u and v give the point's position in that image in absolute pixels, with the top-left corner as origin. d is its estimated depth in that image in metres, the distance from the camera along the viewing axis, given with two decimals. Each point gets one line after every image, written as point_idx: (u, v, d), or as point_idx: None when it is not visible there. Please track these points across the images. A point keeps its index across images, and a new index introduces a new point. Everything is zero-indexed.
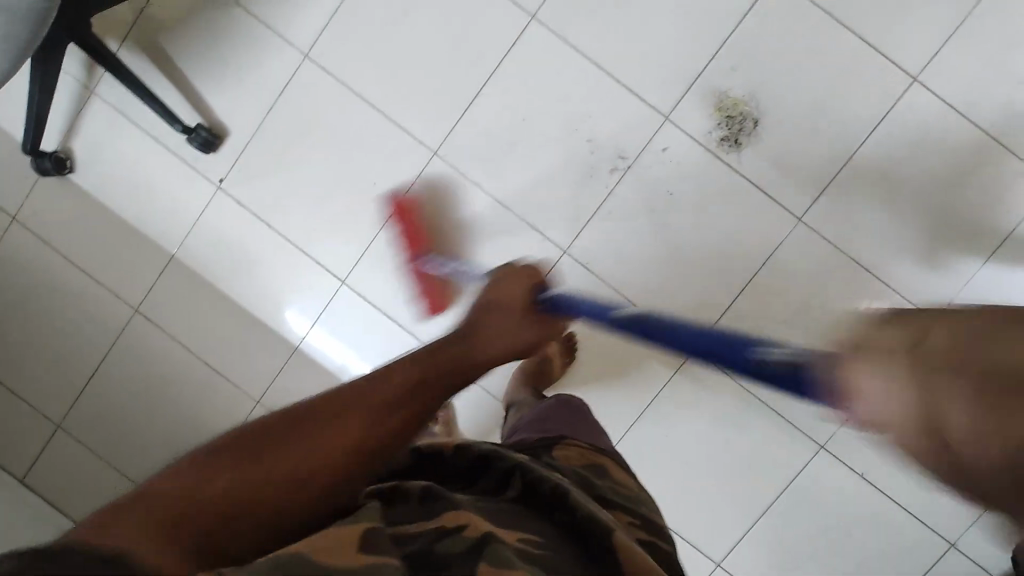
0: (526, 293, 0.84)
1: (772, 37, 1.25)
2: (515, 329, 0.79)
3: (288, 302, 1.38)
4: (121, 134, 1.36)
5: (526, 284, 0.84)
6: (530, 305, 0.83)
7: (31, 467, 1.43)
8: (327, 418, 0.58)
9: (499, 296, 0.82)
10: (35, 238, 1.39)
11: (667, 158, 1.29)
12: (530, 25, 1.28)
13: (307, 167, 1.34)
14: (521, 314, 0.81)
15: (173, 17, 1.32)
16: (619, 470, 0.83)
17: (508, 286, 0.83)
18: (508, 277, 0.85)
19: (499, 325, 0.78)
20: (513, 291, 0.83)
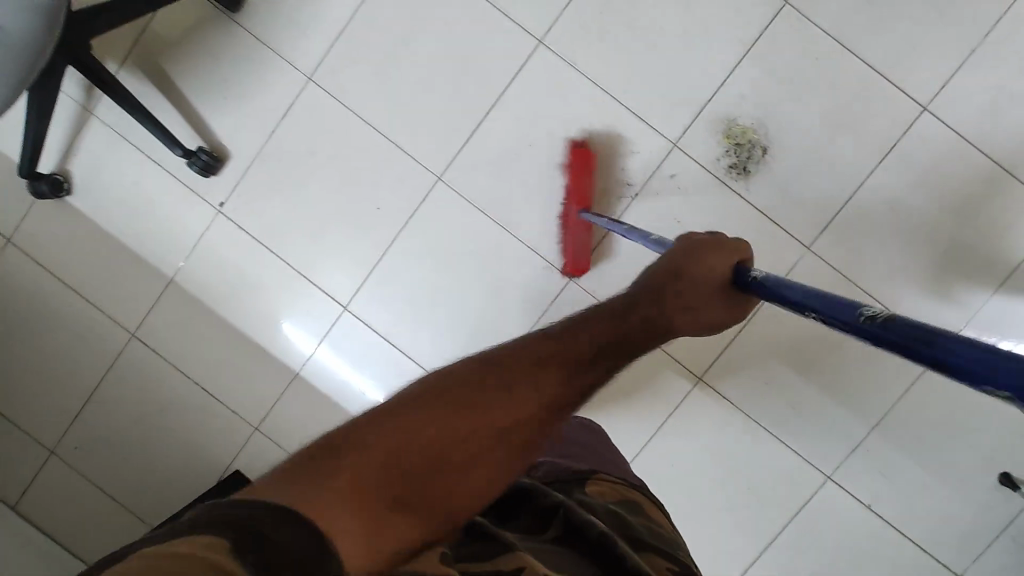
0: (728, 272, 0.72)
1: (781, 66, 1.24)
2: (707, 307, 0.72)
3: (287, 316, 1.36)
4: (120, 157, 1.34)
5: (729, 261, 0.72)
6: (725, 289, 0.73)
7: (24, 494, 1.40)
8: (503, 383, 0.63)
9: (695, 271, 0.71)
10: (30, 261, 1.36)
11: (676, 186, 1.28)
12: (538, 49, 1.27)
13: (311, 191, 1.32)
14: (713, 298, 0.72)
15: (174, 39, 1.30)
16: (652, 508, 0.81)
17: (705, 262, 0.71)
18: (707, 248, 0.72)
19: (697, 306, 0.71)
20: (714, 270, 0.71)
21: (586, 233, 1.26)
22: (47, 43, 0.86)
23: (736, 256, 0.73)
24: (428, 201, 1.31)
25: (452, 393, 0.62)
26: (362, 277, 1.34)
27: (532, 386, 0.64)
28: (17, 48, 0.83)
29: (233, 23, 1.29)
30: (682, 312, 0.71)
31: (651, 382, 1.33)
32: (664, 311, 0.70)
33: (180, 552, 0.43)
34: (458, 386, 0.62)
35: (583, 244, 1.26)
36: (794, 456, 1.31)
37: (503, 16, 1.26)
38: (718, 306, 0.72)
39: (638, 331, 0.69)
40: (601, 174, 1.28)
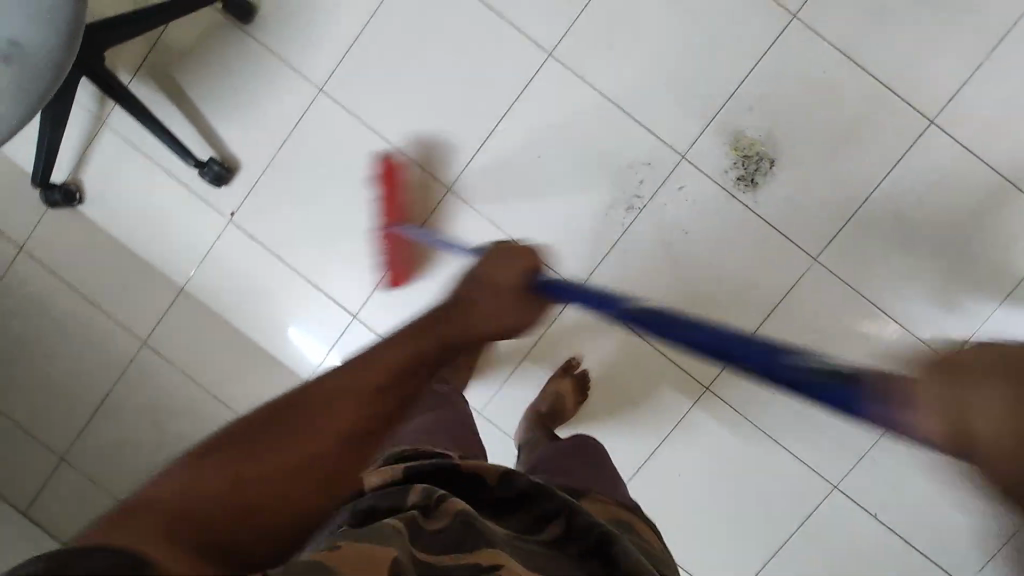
0: (524, 279, 0.83)
1: (788, 78, 1.25)
2: (502, 306, 0.80)
3: (293, 320, 1.37)
4: (132, 166, 1.35)
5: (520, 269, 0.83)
6: (523, 292, 0.82)
7: (34, 500, 1.41)
8: (314, 408, 0.63)
9: (494, 275, 0.82)
10: (42, 269, 1.37)
11: (684, 198, 1.29)
12: (548, 61, 1.28)
13: (322, 201, 1.33)
14: (513, 300, 0.81)
15: (187, 50, 1.31)
16: (646, 529, 0.82)
17: (504, 266, 0.83)
18: (501, 256, 0.84)
19: (500, 311, 0.80)
20: (502, 275, 0.82)
21: (412, 246, 1.31)
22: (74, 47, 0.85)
23: (528, 263, 0.85)
24: (436, 212, 1.32)
25: (250, 425, 0.61)
26: (370, 287, 1.34)
27: (345, 406, 0.64)
28: (50, 50, 0.83)
29: (245, 35, 1.30)
30: (483, 319, 0.77)
31: (657, 391, 1.34)
32: (469, 321, 0.76)
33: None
34: (251, 425, 0.61)
35: (410, 256, 1.31)
36: (800, 465, 1.31)
37: (512, 28, 1.27)
38: (523, 308, 0.81)
39: (441, 346, 0.72)
40: (410, 187, 1.32)
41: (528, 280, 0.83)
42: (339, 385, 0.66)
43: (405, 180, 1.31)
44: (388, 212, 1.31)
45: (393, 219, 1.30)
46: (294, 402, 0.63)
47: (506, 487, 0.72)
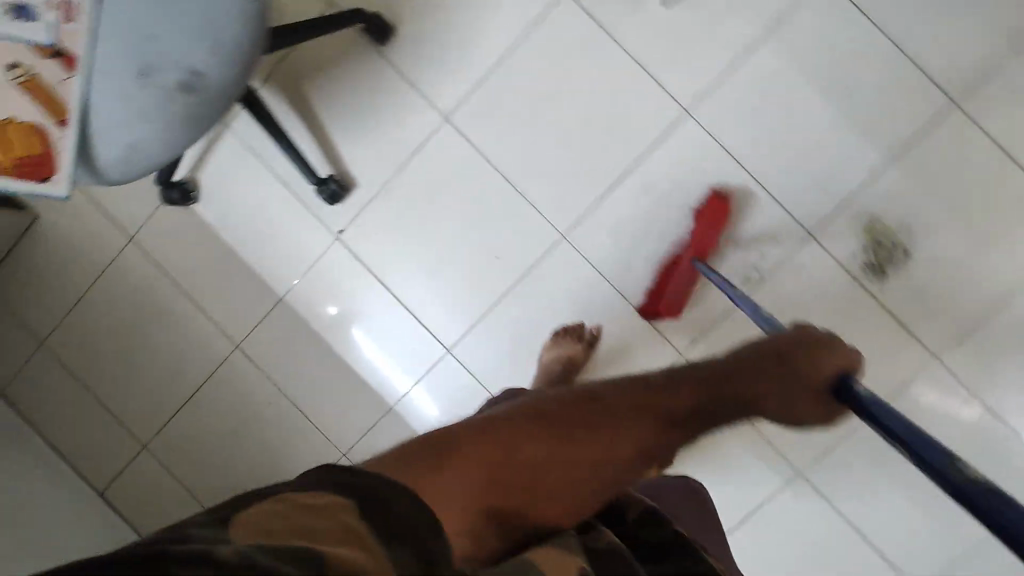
0: (833, 376, 0.77)
1: (935, 166, 1.19)
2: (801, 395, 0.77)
3: (356, 321, 1.37)
4: (248, 173, 1.35)
5: (831, 365, 0.77)
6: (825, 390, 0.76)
7: (114, 482, 1.44)
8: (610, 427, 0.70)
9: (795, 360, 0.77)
10: (149, 261, 1.40)
11: (806, 277, 1.23)
12: (684, 120, 1.23)
13: (430, 233, 1.32)
14: (814, 394, 0.76)
15: (319, 64, 1.30)
16: None
17: (826, 359, 0.77)
18: (806, 345, 0.78)
19: (777, 391, 0.75)
20: (827, 368, 0.77)
21: (691, 285, 1.25)
22: (253, 64, 0.85)
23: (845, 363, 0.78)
24: (548, 258, 1.29)
25: (540, 417, 0.68)
26: (468, 324, 1.33)
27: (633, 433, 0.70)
28: (238, 61, 0.83)
29: (378, 55, 1.29)
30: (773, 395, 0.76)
31: (751, 469, 1.28)
32: (741, 385, 0.76)
33: (317, 505, 0.51)
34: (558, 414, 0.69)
35: (685, 293, 1.24)
36: (887, 568, 1.25)
37: (651, 80, 1.23)
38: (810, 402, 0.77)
39: (720, 398, 0.74)
40: (730, 225, 1.24)
41: (834, 381, 0.77)
42: (609, 413, 0.71)
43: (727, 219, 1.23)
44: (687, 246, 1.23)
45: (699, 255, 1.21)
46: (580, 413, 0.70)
47: (652, 534, 0.72)
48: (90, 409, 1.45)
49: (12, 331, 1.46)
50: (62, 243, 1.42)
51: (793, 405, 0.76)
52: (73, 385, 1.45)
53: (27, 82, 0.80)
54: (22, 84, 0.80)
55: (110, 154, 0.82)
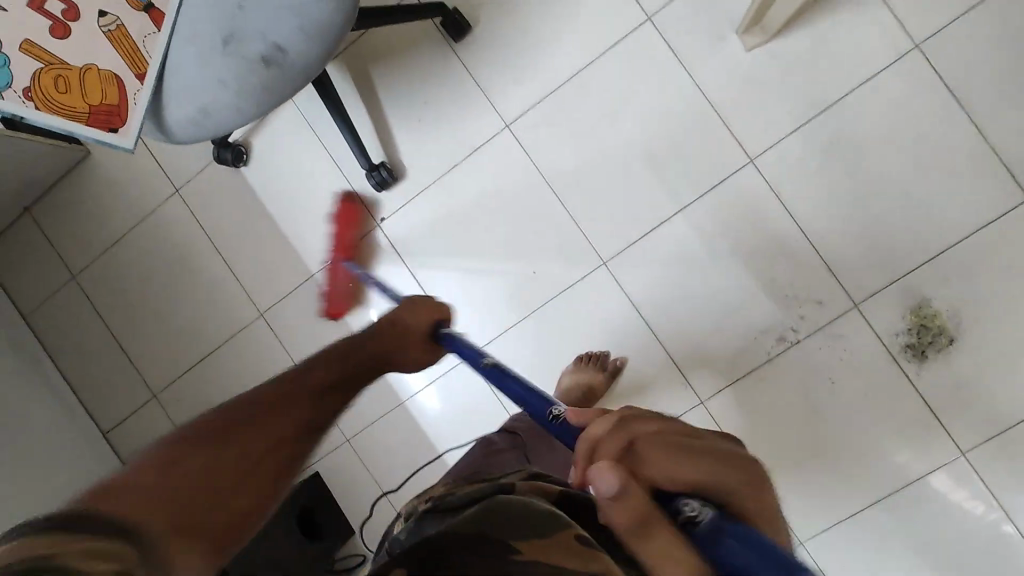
0: (427, 327, 0.87)
1: (998, 258, 1.15)
2: (406, 350, 0.84)
3: (374, 304, 1.36)
4: (302, 145, 1.36)
5: (428, 317, 0.87)
6: (423, 339, 0.86)
7: (118, 424, 1.47)
8: (273, 410, 0.65)
9: (403, 321, 0.85)
10: (190, 216, 1.42)
11: (842, 345, 1.21)
12: (747, 167, 1.21)
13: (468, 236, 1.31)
14: (421, 342, 0.86)
15: (390, 50, 1.30)
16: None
17: (408, 313, 0.86)
18: (411, 307, 0.87)
19: (397, 349, 0.83)
20: (412, 319, 0.86)
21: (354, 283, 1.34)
22: (336, 48, 0.84)
23: (435, 313, 0.88)
24: (582, 282, 1.28)
25: (203, 433, 0.60)
26: (493, 333, 1.32)
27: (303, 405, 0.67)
28: (322, 43, 0.81)
29: (449, 50, 1.28)
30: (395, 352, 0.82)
31: None
32: (364, 351, 0.78)
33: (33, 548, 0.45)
34: (217, 419, 0.62)
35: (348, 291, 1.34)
36: None
37: (719, 122, 1.21)
38: (421, 353, 0.85)
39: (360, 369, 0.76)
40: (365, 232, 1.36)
41: (432, 330, 0.87)
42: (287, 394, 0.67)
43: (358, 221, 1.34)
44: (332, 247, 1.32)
45: (340, 254, 1.32)
46: (247, 410, 0.64)
47: None
48: (106, 349, 1.47)
49: (45, 261, 1.48)
50: (109, 183, 1.44)
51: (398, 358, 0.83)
52: (93, 323, 1.47)
53: (116, 32, 0.79)
54: (110, 34, 0.79)
55: (182, 116, 0.82)
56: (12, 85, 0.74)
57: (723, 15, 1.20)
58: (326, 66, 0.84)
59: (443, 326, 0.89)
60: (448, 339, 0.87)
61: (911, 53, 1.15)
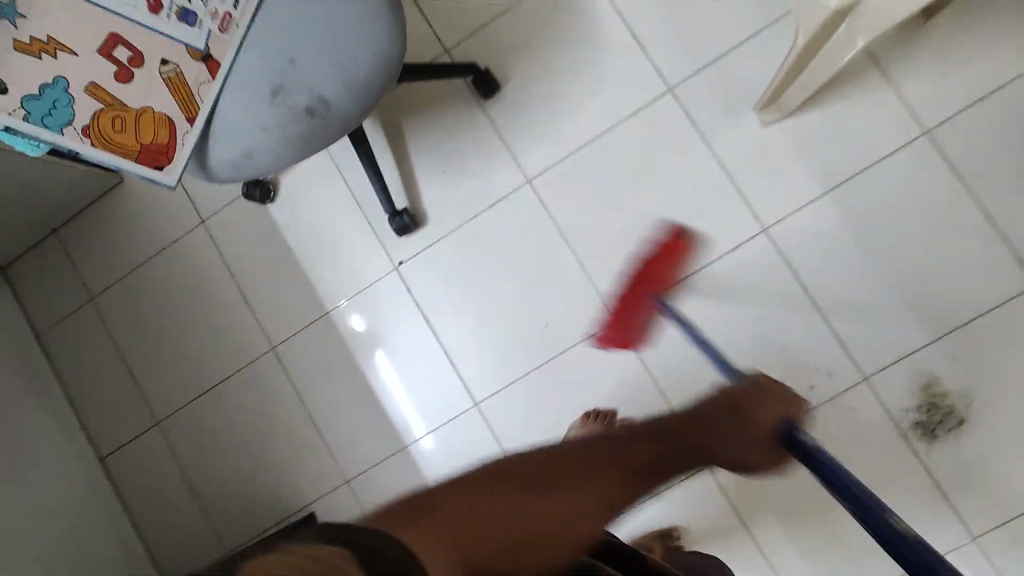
0: (773, 425, 0.77)
1: (1007, 342, 1.16)
2: (737, 447, 0.76)
3: (384, 346, 1.38)
4: (330, 187, 1.41)
5: (774, 416, 0.77)
6: (768, 440, 0.77)
7: (118, 449, 1.46)
8: (571, 476, 0.66)
9: (749, 416, 0.77)
10: (213, 247, 1.45)
11: (852, 419, 1.20)
12: (759, 236, 1.24)
13: (557, 283, 1.31)
14: (759, 445, 0.77)
15: (423, 104, 1.36)
16: None
17: (760, 409, 0.77)
18: (758, 394, 0.78)
19: (732, 443, 0.75)
20: (762, 421, 0.77)
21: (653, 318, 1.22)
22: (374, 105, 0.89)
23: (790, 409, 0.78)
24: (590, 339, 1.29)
25: (522, 472, 0.65)
26: (501, 383, 1.33)
27: (599, 484, 0.66)
28: (361, 100, 0.86)
29: (479, 108, 1.34)
30: (727, 448, 0.75)
31: None
32: (707, 434, 0.74)
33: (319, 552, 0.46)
34: (529, 468, 0.66)
35: (643, 324, 1.21)
36: None
37: (736, 192, 1.25)
38: (761, 452, 0.77)
39: (687, 450, 0.72)
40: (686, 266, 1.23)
41: (778, 430, 0.78)
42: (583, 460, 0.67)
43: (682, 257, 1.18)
44: (649, 282, 1.18)
45: (656, 290, 1.17)
46: (558, 465, 0.66)
47: None
48: (116, 372, 1.47)
49: (66, 280, 1.50)
50: (138, 211, 1.48)
51: (745, 456, 0.76)
52: (106, 345, 1.48)
53: (174, 78, 0.83)
54: (168, 79, 0.82)
55: (224, 157, 0.86)
56: (72, 122, 0.77)
57: (742, 91, 1.25)
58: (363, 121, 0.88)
59: (798, 429, 0.78)
60: (805, 447, 0.77)
61: (921, 138, 1.20)
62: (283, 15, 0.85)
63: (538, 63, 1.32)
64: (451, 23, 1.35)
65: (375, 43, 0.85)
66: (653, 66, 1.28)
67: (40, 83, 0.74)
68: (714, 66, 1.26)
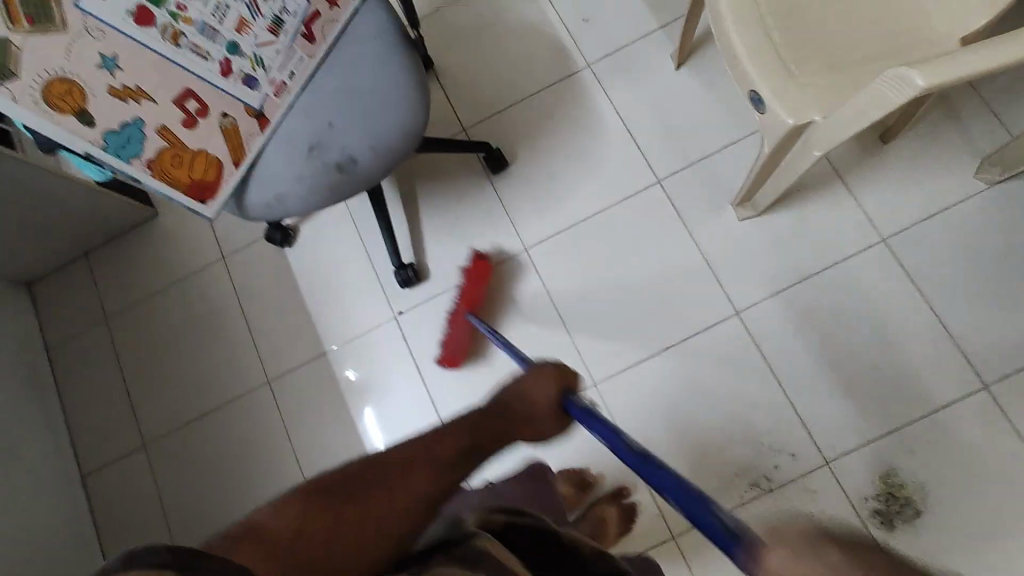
0: (555, 398, 0.78)
1: (961, 437, 1.23)
2: (547, 422, 0.79)
3: (372, 389, 1.45)
4: (343, 237, 1.54)
5: (554, 386, 0.78)
6: (553, 412, 0.78)
7: (100, 468, 1.50)
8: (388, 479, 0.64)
9: (533, 392, 0.78)
10: (228, 282, 1.56)
11: (814, 502, 1.24)
12: (732, 318, 1.35)
13: (543, 343, 1.40)
14: (552, 415, 0.79)
15: (437, 173, 1.52)
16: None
17: (532, 386, 0.79)
18: (536, 374, 0.79)
19: (538, 420, 0.78)
20: (536, 396, 0.78)
21: (478, 336, 1.42)
22: (395, 167, 1.03)
23: (567, 381, 0.80)
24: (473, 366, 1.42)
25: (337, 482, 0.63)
26: None
27: (412, 478, 0.65)
28: (385, 163, 1.01)
29: (487, 180, 1.49)
30: (526, 426, 0.78)
31: None
32: (508, 416, 0.77)
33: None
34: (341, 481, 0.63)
35: (472, 342, 1.42)
36: None
37: (713, 276, 1.37)
38: (553, 425, 0.79)
39: (489, 435, 0.74)
40: (502, 287, 1.44)
41: (560, 401, 0.78)
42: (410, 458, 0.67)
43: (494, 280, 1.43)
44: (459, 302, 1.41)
45: (469, 309, 1.40)
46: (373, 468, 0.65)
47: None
48: (113, 391, 1.54)
49: (84, 300, 1.60)
50: (166, 242, 1.61)
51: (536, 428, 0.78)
52: (109, 364, 1.55)
53: (230, 128, 0.96)
54: (224, 128, 0.95)
55: (260, 200, 1.00)
56: (141, 155, 0.89)
57: (721, 189, 1.41)
58: (384, 179, 1.02)
59: (574, 395, 0.79)
60: (577, 409, 0.78)
61: (879, 244, 1.33)
62: (330, 87, 1.01)
63: (542, 148, 1.49)
64: (470, 107, 1.54)
65: (403, 117, 1.00)
66: (644, 160, 1.45)
67: (122, 122, 0.86)
68: (697, 165, 1.43)
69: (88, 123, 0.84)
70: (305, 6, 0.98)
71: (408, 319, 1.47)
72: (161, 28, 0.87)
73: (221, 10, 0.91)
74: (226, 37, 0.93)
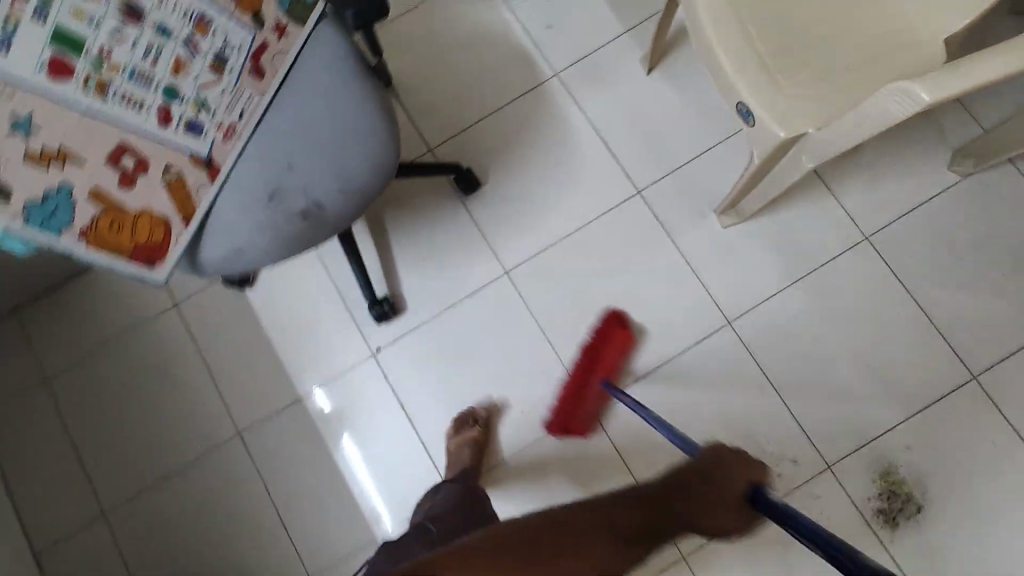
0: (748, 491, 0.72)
1: (955, 429, 1.24)
2: (725, 513, 0.72)
3: (355, 434, 1.36)
4: (309, 272, 1.43)
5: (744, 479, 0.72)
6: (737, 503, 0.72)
7: (54, 544, 1.35)
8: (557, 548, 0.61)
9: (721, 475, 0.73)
10: (184, 330, 1.43)
11: (820, 507, 1.24)
12: (724, 328, 1.32)
13: (534, 370, 1.34)
14: (734, 505, 0.72)
15: (406, 198, 1.42)
16: None
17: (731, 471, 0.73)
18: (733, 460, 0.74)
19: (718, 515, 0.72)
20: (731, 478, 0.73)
21: (601, 404, 1.31)
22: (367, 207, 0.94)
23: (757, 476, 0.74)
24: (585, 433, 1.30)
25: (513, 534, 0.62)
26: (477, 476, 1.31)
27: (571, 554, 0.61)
28: (355, 204, 0.92)
29: (460, 201, 1.41)
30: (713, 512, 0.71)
31: None
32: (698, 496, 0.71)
33: None
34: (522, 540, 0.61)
35: (591, 411, 1.31)
36: None
37: (700, 286, 1.34)
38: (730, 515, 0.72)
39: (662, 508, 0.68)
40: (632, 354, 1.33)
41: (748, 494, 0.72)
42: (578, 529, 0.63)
43: (627, 348, 1.33)
44: (592, 364, 1.32)
45: (601, 375, 1.31)
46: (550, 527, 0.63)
47: None
48: (61, 460, 1.39)
49: (16, 361, 1.43)
50: (108, 292, 1.46)
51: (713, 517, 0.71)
52: (54, 429, 1.40)
53: (175, 182, 0.85)
54: (169, 183, 0.84)
55: (216, 255, 0.89)
56: (71, 226, 0.77)
57: (703, 196, 1.37)
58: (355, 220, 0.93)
59: (765, 490, 0.73)
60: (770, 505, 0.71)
61: (862, 242, 1.32)
62: (284, 125, 0.91)
63: (515, 164, 1.42)
64: (435, 125, 1.45)
65: (372, 155, 0.91)
66: (621, 170, 1.40)
67: (43, 190, 0.75)
68: (676, 173, 1.38)
69: (4, 196, 0.73)
70: (249, 40, 0.88)
71: (388, 355, 1.38)
72: (82, 78, 0.77)
73: (153, 53, 0.81)
74: (161, 81, 0.82)
